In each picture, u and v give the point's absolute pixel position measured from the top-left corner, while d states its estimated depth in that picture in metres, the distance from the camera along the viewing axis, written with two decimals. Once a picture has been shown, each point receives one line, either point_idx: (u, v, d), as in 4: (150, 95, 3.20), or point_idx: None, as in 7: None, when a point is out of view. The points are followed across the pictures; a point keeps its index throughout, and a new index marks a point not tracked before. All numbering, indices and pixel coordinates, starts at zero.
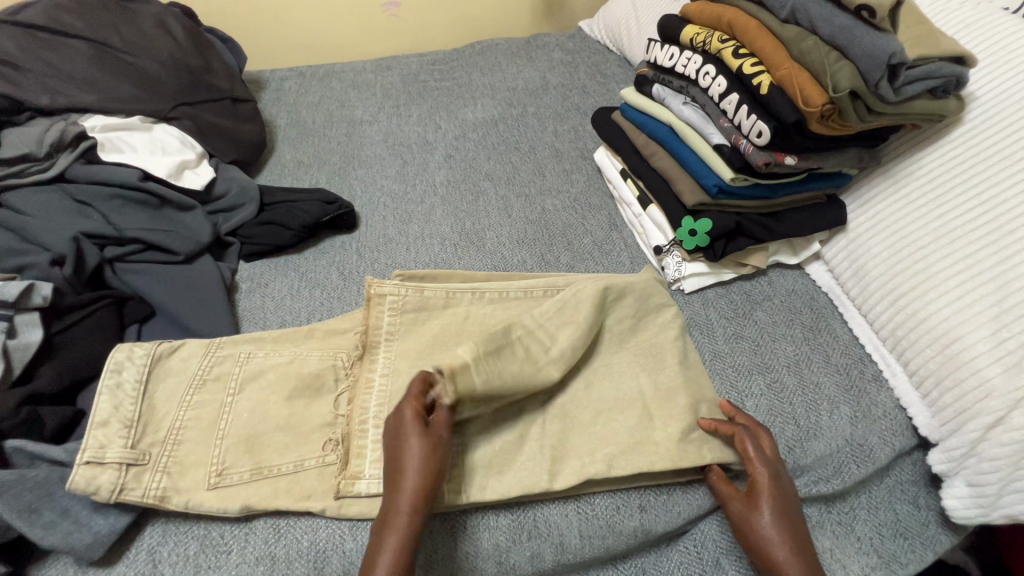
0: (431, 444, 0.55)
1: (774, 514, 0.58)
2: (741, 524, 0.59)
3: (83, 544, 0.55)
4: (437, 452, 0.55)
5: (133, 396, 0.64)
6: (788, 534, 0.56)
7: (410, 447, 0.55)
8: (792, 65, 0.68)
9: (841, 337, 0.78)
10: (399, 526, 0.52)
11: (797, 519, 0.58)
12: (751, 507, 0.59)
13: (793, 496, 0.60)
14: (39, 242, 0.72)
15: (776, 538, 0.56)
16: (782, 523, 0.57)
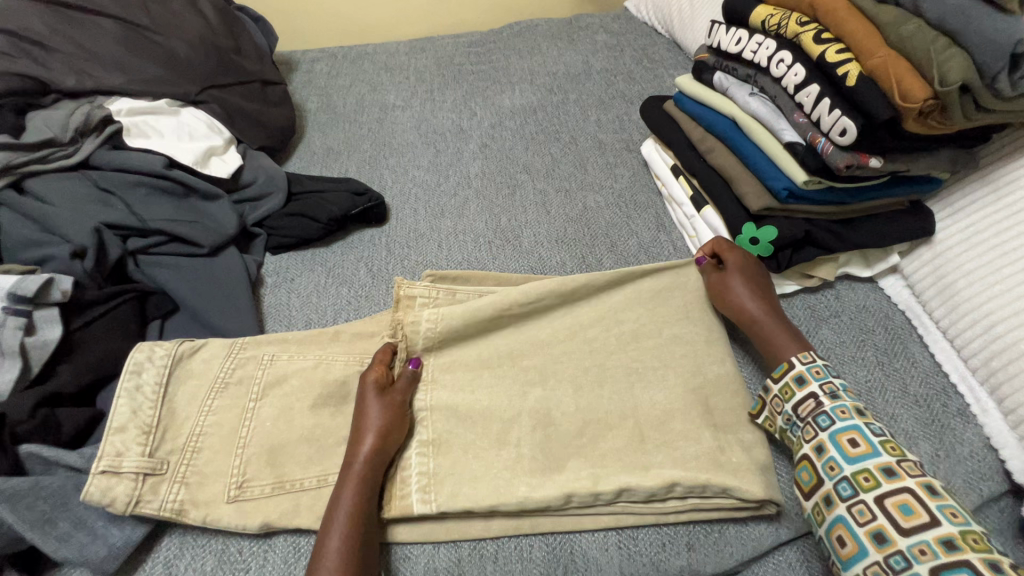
0: (391, 401, 0.62)
1: (747, 273, 0.70)
2: (722, 288, 0.70)
3: (97, 557, 0.53)
4: (396, 407, 0.62)
5: (153, 399, 0.61)
6: (750, 282, 0.70)
7: (369, 407, 0.61)
8: (889, 53, 0.59)
9: (920, 364, 0.69)
10: (359, 467, 0.57)
11: (768, 289, 0.71)
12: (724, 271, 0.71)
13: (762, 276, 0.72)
14: (60, 233, 0.68)
15: (747, 293, 0.69)
16: (750, 269, 0.71)
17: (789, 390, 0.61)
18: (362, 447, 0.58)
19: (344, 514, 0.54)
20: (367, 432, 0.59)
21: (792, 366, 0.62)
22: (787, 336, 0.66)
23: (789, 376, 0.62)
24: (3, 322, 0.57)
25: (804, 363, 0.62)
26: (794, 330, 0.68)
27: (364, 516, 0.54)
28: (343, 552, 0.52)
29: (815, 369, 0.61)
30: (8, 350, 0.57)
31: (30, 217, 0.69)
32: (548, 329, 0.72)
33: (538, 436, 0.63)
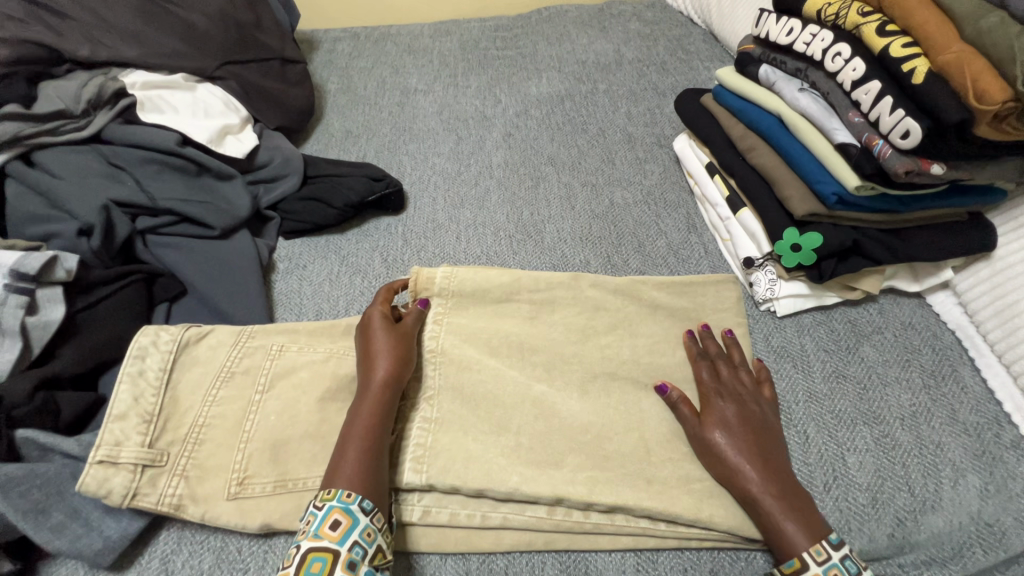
0: (401, 330, 0.62)
1: (739, 430, 0.57)
2: (708, 447, 0.57)
3: (91, 550, 0.50)
4: (404, 335, 0.61)
5: (155, 386, 0.59)
6: (740, 440, 0.57)
7: (380, 332, 0.61)
8: (963, 49, 0.53)
9: (970, 389, 0.64)
10: (377, 387, 0.57)
11: (771, 441, 0.58)
12: (708, 426, 0.58)
13: (759, 416, 0.59)
14: (68, 208, 0.66)
15: (740, 459, 0.55)
16: (744, 418, 0.59)
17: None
18: (378, 368, 0.58)
19: (362, 432, 0.54)
20: (382, 355, 0.59)
21: (806, 564, 0.49)
22: (799, 518, 0.51)
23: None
24: (4, 300, 0.55)
25: (819, 561, 0.49)
26: (808, 502, 0.54)
27: (380, 434, 0.54)
28: (361, 463, 0.51)
29: (834, 571, 0.48)
30: (9, 330, 0.55)
31: (37, 191, 0.67)
32: (569, 332, 0.68)
33: (553, 445, 0.59)
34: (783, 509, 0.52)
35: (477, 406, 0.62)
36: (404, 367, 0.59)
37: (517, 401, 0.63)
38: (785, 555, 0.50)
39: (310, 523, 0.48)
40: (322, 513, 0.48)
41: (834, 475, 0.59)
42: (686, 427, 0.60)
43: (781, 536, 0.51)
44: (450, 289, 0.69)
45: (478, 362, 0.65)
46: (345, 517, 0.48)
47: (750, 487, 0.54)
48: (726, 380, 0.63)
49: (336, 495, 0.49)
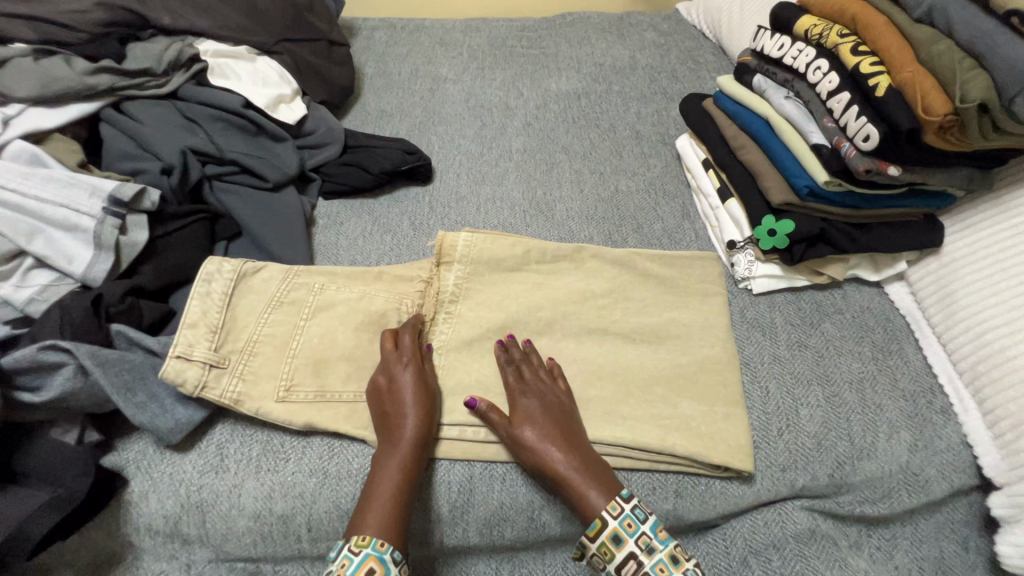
0: (424, 379, 0.65)
1: (545, 422, 0.63)
2: (516, 439, 0.62)
3: (165, 427, 0.61)
4: (425, 385, 0.65)
5: (219, 304, 0.69)
6: (550, 428, 0.62)
7: (403, 382, 0.64)
8: (917, 69, 0.64)
9: (912, 363, 0.75)
10: (405, 441, 0.61)
11: (570, 426, 0.64)
12: (515, 424, 0.63)
13: (556, 408, 0.65)
14: (151, 150, 0.77)
15: (545, 445, 0.61)
16: (545, 408, 0.64)
17: (608, 551, 0.56)
18: (405, 424, 0.62)
19: (388, 485, 0.58)
20: (409, 410, 0.62)
21: (606, 522, 0.56)
22: (598, 487, 0.59)
23: (603, 535, 0.56)
24: (102, 220, 0.66)
25: (615, 515, 0.57)
26: (607, 474, 0.61)
27: (405, 485, 0.59)
28: (391, 517, 0.57)
29: (626, 521, 0.57)
30: (105, 245, 0.65)
31: (127, 135, 0.78)
32: (571, 292, 0.78)
33: None
34: (573, 481, 0.59)
35: (488, 346, 0.73)
36: (429, 422, 0.63)
37: (523, 346, 0.73)
38: (589, 519, 0.57)
39: (345, 567, 0.53)
40: (358, 559, 0.53)
41: (786, 423, 0.70)
42: (499, 432, 0.64)
43: (582, 505, 0.58)
44: (470, 253, 0.78)
45: (489, 310, 0.76)
46: (378, 565, 0.53)
47: (556, 470, 0.60)
48: (527, 379, 0.67)
49: (370, 542, 0.54)
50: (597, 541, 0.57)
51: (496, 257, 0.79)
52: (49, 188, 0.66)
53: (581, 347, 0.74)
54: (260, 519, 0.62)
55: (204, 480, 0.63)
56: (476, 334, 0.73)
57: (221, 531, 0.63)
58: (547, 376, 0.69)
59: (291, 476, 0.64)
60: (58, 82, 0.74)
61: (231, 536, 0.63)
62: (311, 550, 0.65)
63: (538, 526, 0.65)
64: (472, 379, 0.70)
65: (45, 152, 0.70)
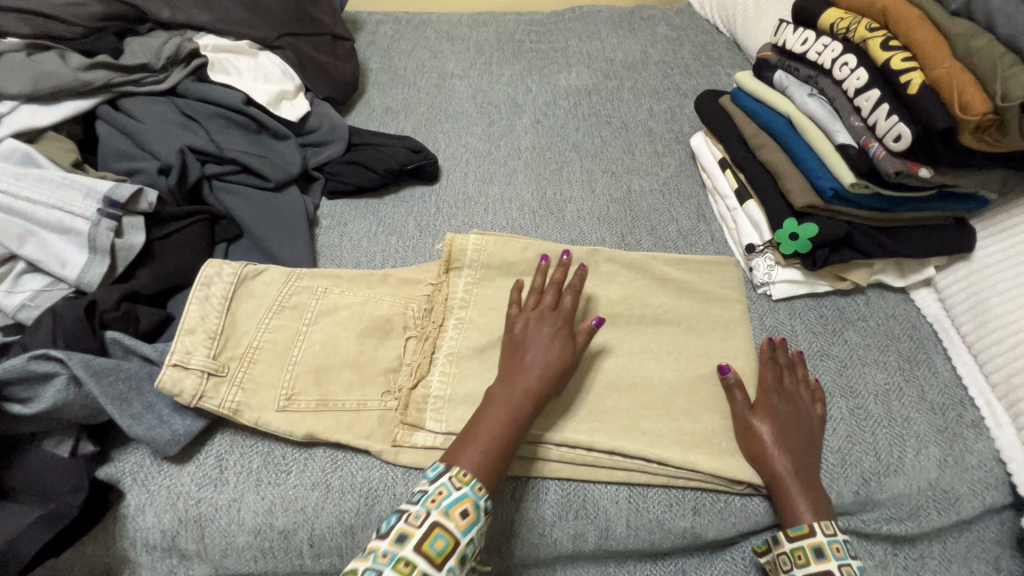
0: (563, 342, 0.61)
1: (784, 423, 0.63)
2: (749, 430, 0.64)
3: (162, 439, 0.59)
4: (567, 351, 0.61)
5: (219, 310, 0.67)
6: (786, 428, 0.63)
7: (541, 342, 0.61)
8: (954, 65, 0.61)
9: (941, 374, 0.71)
10: (523, 391, 0.58)
11: (808, 434, 0.64)
12: (756, 414, 0.64)
13: (795, 412, 0.65)
14: (148, 149, 0.74)
15: (778, 447, 0.61)
16: (791, 414, 0.64)
17: (803, 556, 0.57)
18: (529, 376, 0.59)
19: (494, 429, 0.55)
20: (535, 364, 0.60)
21: (813, 532, 0.57)
22: (812, 501, 0.59)
23: (806, 542, 0.57)
24: (98, 222, 0.63)
25: (825, 533, 0.57)
26: (820, 490, 0.61)
27: (513, 433, 0.56)
28: (490, 461, 0.54)
29: (836, 545, 0.56)
30: (100, 248, 0.63)
31: (123, 133, 0.75)
32: (582, 298, 0.75)
33: (559, 391, 0.68)
34: (793, 486, 0.60)
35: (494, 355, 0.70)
36: (558, 381, 0.60)
37: None
38: (793, 522, 0.59)
39: (442, 496, 0.50)
40: (457, 494, 0.51)
41: None
42: (735, 410, 0.66)
43: (795, 509, 0.59)
44: (480, 260, 0.75)
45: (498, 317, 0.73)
46: (473, 507, 0.50)
47: (776, 463, 0.61)
48: (785, 384, 0.68)
49: (471, 482, 0.51)
50: (795, 543, 0.58)
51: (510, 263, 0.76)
52: (42, 189, 0.63)
53: (595, 355, 0.71)
54: (260, 535, 0.60)
55: (202, 493, 0.60)
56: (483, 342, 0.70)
57: (219, 547, 0.60)
58: (807, 391, 0.68)
59: (293, 490, 0.61)
60: (52, 77, 0.71)
61: (230, 553, 0.60)
62: (313, 566, 0.63)
63: (549, 543, 0.63)
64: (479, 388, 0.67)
65: (38, 151, 0.67)
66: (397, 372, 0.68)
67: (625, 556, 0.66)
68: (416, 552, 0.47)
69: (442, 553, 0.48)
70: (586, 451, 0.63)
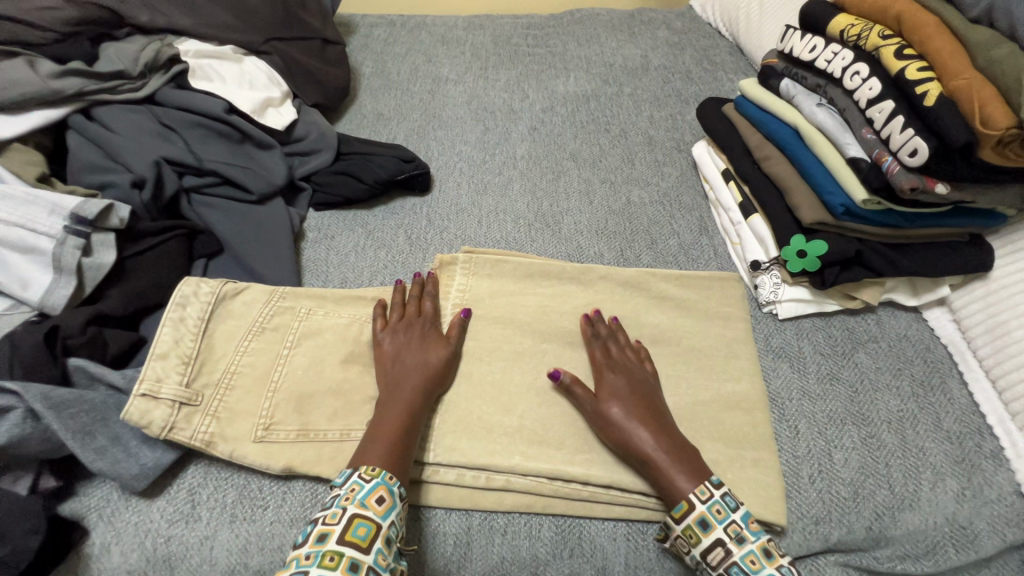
0: (434, 346, 0.65)
1: (630, 398, 0.61)
2: (601, 419, 0.61)
3: (129, 474, 0.55)
4: (437, 350, 0.65)
5: (194, 332, 0.63)
6: (637, 403, 0.61)
7: (414, 345, 0.64)
8: (975, 75, 0.57)
9: (957, 400, 0.68)
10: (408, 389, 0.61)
11: (657, 404, 0.62)
12: (602, 401, 0.62)
13: (636, 384, 0.63)
14: (122, 161, 0.70)
15: (634, 426, 0.59)
16: (632, 390, 0.62)
17: (694, 534, 0.53)
18: (410, 379, 0.61)
19: (394, 428, 0.57)
20: (416, 363, 0.63)
21: (692, 505, 0.54)
22: (686, 470, 0.56)
23: (690, 518, 0.53)
24: (63, 240, 0.60)
25: (703, 500, 0.54)
26: (696, 458, 0.58)
27: (409, 430, 0.58)
28: (396, 454, 0.56)
29: (716, 507, 0.53)
30: (66, 268, 0.59)
31: (96, 144, 0.72)
32: (579, 319, 0.72)
33: (551, 418, 0.64)
34: (664, 461, 0.57)
35: (485, 381, 0.66)
36: (435, 379, 0.63)
37: (526, 381, 0.67)
38: (674, 502, 0.55)
39: (355, 491, 0.51)
40: (369, 486, 0.52)
41: (819, 470, 0.63)
42: (583, 406, 0.62)
43: (672, 488, 0.55)
44: (467, 293, 0.73)
45: (490, 340, 0.69)
46: (388, 494, 0.52)
47: (639, 445, 0.58)
48: (614, 357, 0.66)
49: (381, 472, 0.53)
50: (682, 524, 0.54)
51: (496, 293, 0.73)
52: (4, 206, 0.60)
53: (592, 379, 0.67)
54: None
55: (173, 531, 0.57)
56: (475, 368, 0.67)
57: None
58: (635, 355, 0.67)
59: (269, 526, 0.57)
60: (19, 86, 0.67)
61: None
62: None
63: None
64: (468, 414, 0.64)
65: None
66: None
67: None
68: (340, 544, 0.48)
69: (367, 539, 0.49)
70: (582, 485, 0.60)
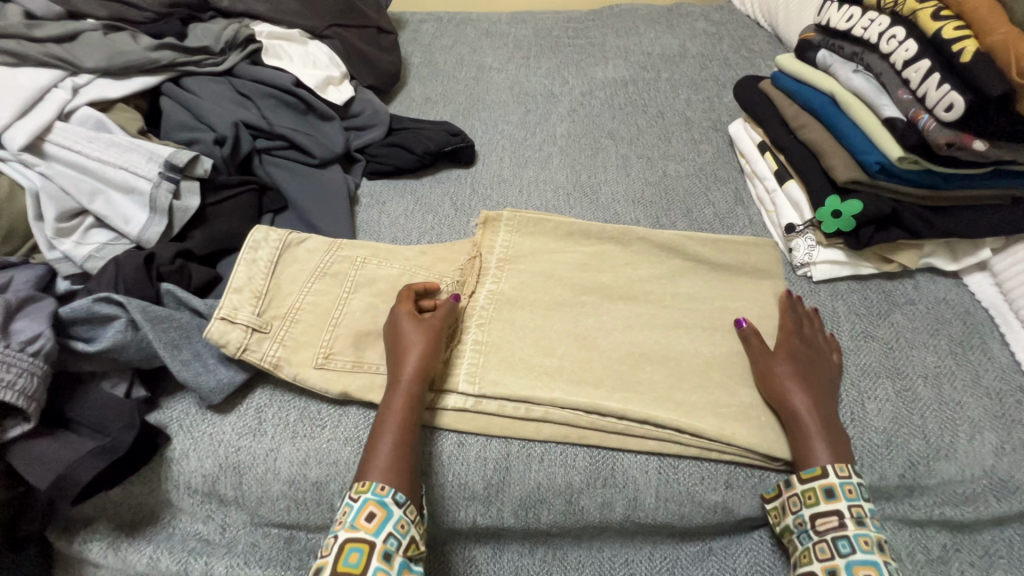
0: (425, 327, 0.64)
1: (801, 368, 0.64)
2: (768, 373, 0.64)
3: (208, 386, 0.62)
4: (431, 333, 0.63)
5: (265, 272, 0.70)
6: (804, 373, 0.63)
7: (410, 333, 0.63)
8: (1011, 31, 0.58)
9: (997, 359, 0.68)
10: (404, 385, 0.60)
11: (829, 381, 0.64)
12: (777, 358, 0.65)
13: (825, 370, 0.65)
14: (206, 122, 0.79)
15: (797, 389, 0.62)
16: (811, 362, 0.65)
17: (814, 496, 0.57)
18: (404, 371, 0.61)
19: (393, 432, 0.58)
20: (411, 356, 0.62)
21: (825, 473, 0.57)
22: (829, 443, 0.59)
23: (817, 482, 0.57)
24: (158, 184, 0.68)
25: (838, 475, 0.57)
26: (843, 439, 0.60)
27: (409, 428, 0.58)
28: (395, 461, 0.56)
29: (848, 486, 0.56)
30: (160, 208, 0.68)
31: (184, 107, 0.81)
32: (615, 276, 0.75)
33: (585, 359, 0.68)
34: (813, 428, 0.60)
35: (525, 325, 0.70)
36: (430, 365, 0.62)
37: (564, 329, 0.70)
38: (807, 463, 0.59)
39: (346, 514, 0.54)
40: (358, 505, 0.54)
41: (852, 418, 0.64)
42: (753, 355, 0.67)
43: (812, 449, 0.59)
44: (509, 249, 0.77)
45: (529, 292, 0.74)
46: (378, 508, 0.53)
47: (795, 406, 0.61)
48: (806, 333, 0.68)
49: (370, 487, 0.54)
50: (807, 484, 0.58)
51: (536, 248, 0.78)
52: (111, 152, 0.68)
53: (627, 328, 0.71)
54: (294, 485, 0.62)
55: (242, 442, 0.63)
56: (515, 315, 0.71)
57: (256, 494, 0.62)
58: (826, 342, 0.68)
59: (326, 443, 0.63)
60: (124, 55, 0.77)
61: (265, 500, 0.62)
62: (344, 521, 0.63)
63: (575, 511, 0.62)
64: (510, 352, 0.68)
65: (109, 120, 0.72)
66: None
67: (652, 530, 0.65)
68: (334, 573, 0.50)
69: (360, 564, 0.51)
70: (618, 417, 0.62)
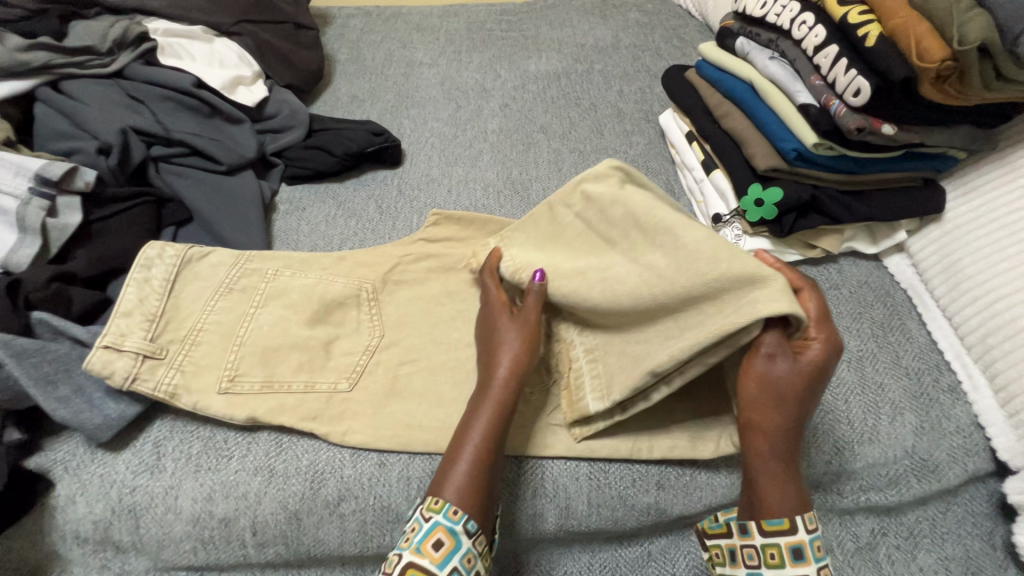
0: (522, 321, 0.58)
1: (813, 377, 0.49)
2: (764, 377, 0.49)
3: (92, 423, 0.56)
4: (530, 326, 0.58)
5: (159, 292, 0.63)
6: (809, 392, 0.49)
7: (506, 328, 0.58)
8: (911, 13, 0.58)
9: (916, 341, 0.69)
10: (497, 384, 0.55)
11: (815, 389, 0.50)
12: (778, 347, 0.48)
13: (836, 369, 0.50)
14: (89, 130, 0.72)
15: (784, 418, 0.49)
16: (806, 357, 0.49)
17: (778, 556, 0.49)
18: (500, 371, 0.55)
19: (477, 443, 0.52)
20: (505, 351, 0.56)
21: (795, 530, 0.48)
22: (787, 495, 0.49)
23: (783, 541, 0.48)
24: (28, 201, 0.61)
25: (808, 529, 0.49)
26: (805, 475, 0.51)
27: (499, 437, 0.53)
28: (475, 477, 0.50)
29: (817, 544, 0.49)
30: (31, 227, 0.61)
31: (64, 115, 0.74)
32: None
33: None
34: (782, 463, 0.49)
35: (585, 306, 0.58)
36: (522, 370, 0.56)
37: None
38: (769, 513, 0.49)
39: (412, 535, 0.49)
40: (425, 529, 0.48)
41: None
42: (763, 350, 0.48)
43: (780, 486, 0.49)
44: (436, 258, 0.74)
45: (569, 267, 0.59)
46: (444, 539, 0.48)
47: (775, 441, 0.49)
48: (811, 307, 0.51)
49: (443, 509, 0.49)
50: (771, 539, 0.49)
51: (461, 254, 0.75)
52: None
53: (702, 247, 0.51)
54: (199, 524, 0.57)
55: (138, 481, 0.57)
56: (575, 286, 0.57)
57: (156, 538, 0.57)
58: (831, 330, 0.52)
59: (233, 475, 0.58)
60: None
61: (168, 544, 0.57)
62: (259, 555, 0.59)
63: (506, 526, 0.60)
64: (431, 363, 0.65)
65: None
66: (356, 357, 0.65)
67: (589, 537, 0.63)
68: None
69: None
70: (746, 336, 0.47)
